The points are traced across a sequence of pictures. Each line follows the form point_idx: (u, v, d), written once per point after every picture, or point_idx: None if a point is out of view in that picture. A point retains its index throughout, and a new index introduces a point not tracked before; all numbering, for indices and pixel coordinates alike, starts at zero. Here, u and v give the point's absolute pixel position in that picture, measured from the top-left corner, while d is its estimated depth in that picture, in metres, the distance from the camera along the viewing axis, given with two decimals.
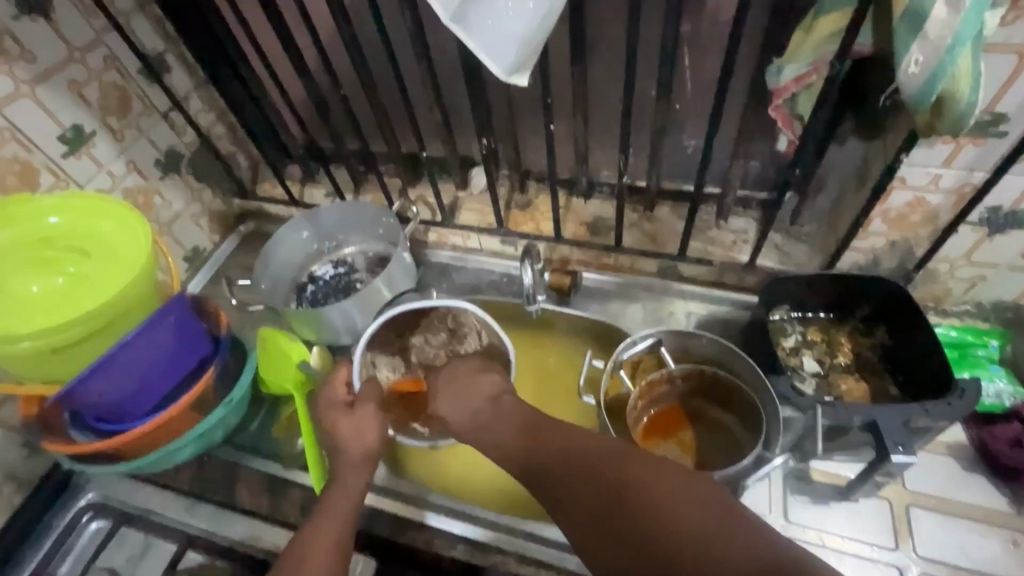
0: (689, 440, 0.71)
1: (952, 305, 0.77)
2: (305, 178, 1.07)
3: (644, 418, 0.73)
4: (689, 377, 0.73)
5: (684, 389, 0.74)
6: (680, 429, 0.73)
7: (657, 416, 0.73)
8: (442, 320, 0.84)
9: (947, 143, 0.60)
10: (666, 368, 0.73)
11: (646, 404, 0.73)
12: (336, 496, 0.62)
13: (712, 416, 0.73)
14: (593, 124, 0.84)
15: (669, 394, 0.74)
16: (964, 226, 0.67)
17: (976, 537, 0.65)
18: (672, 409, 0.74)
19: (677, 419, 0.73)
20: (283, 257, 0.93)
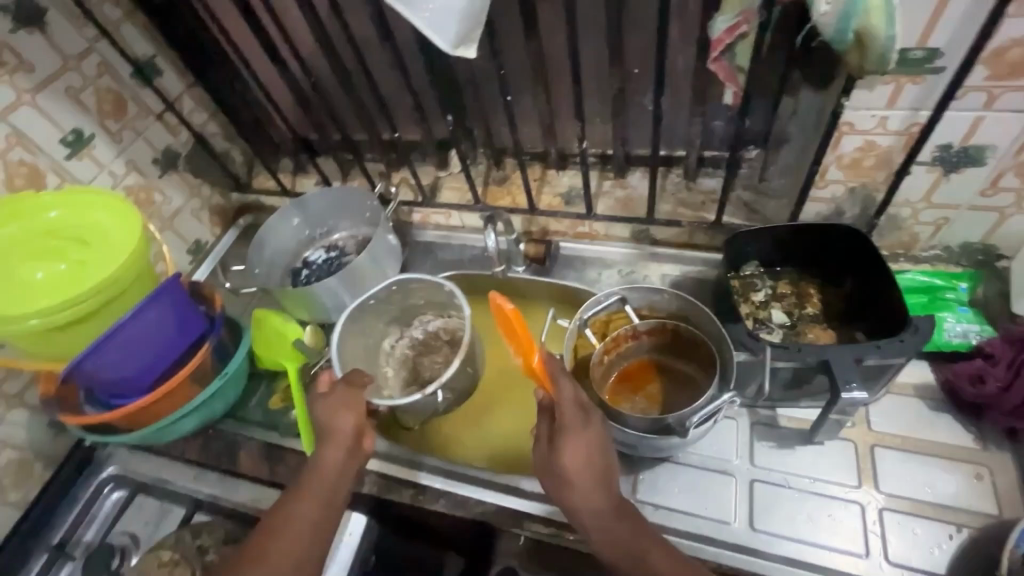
0: (656, 393, 0.74)
1: (921, 250, 0.77)
2: (296, 169, 1.13)
3: (613, 374, 0.76)
4: (652, 333, 0.75)
5: (651, 343, 0.76)
6: (648, 383, 0.75)
7: (624, 371, 0.76)
8: (439, 339, 0.92)
9: (888, 84, 0.60)
10: (632, 324, 0.75)
11: (613, 360, 0.76)
12: (316, 474, 0.64)
13: (678, 368, 0.75)
14: (557, 96, 0.86)
15: (634, 349, 0.76)
16: (917, 166, 0.67)
17: (939, 472, 0.66)
18: (639, 364, 0.76)
19: (643, 372, 0.76)
20: (277, 243, 1.02)
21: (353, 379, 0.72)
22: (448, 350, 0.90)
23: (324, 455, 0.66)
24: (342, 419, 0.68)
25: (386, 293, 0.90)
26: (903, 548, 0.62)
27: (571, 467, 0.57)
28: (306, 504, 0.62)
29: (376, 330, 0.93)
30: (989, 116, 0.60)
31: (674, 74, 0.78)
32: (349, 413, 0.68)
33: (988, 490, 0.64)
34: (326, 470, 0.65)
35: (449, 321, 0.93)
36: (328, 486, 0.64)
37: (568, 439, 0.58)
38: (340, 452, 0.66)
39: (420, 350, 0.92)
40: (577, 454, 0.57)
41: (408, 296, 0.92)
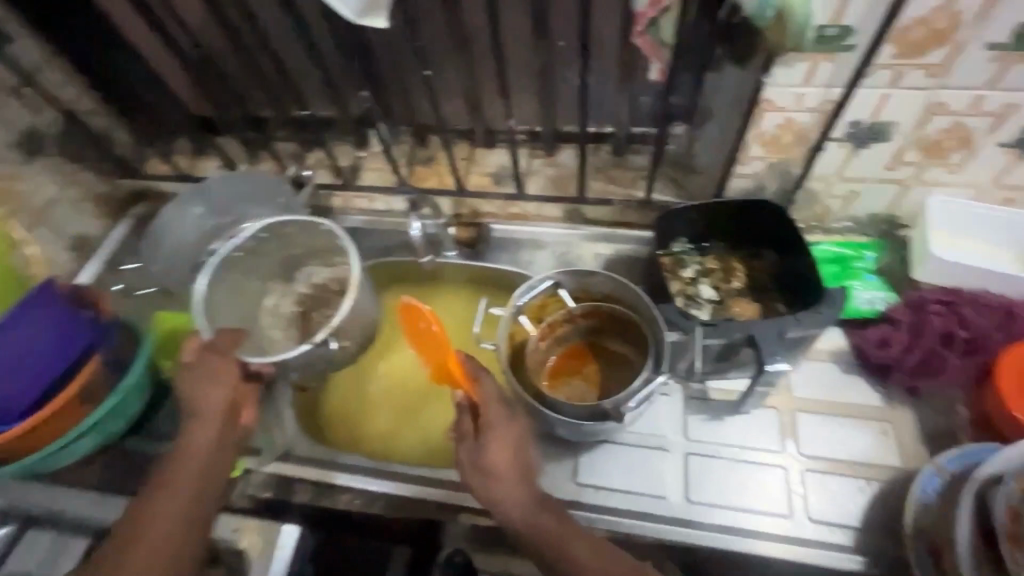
0: (592, 375, 0.74)
1: (834, 222, 0.81)
2: (195, 151, 1.01)
3: (550, 359, 0.75)
4: (587, 316, 0.74)
5: (587, 326, 0.75)
6: (584, 365, 0.75)
7: (561, 357, 0.75)
8: (327, 289, 0.85)
9: (804, 61, 0.61)
10: (567, 308, 0.74)
11: (549, 345, 0.75)
12: (184, 461, 0.59)
13: (612, 349, 0.75)
14: (480, 69, 0.81)
15: (571, 333, 0.75)
16: (831, 142, 0.69)
17: (853, 432, 0.70)
18: (575, 348, 0.76)
19: (581, 356, 0.76)
20: (176, 235, 0.90)
21: (225, 343, 0.67)
22: (335, 298, 0.83)
23: (190, 441, 0.60)
24: (214, 393, 0.63)
25: (256, 242, 0.83)
26: (822, 504, 0.66)
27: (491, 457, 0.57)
28: (175, 500, 0.56)
29: (254, 287, 0.85)
30: (895, 94, 0.62)
31: (598, 48, 0.76)
32: (222, 386, 0.64)
33: (893, 446, 0.69)
34: (195, 453, 0.60)
35: (337, 270, 0.85)
36: (195, 466, 0.59)
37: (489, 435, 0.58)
38: (208, 433, 0.61)
39: (308, 304, 0.84)
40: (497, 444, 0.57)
41: (284, 244, 0.85)
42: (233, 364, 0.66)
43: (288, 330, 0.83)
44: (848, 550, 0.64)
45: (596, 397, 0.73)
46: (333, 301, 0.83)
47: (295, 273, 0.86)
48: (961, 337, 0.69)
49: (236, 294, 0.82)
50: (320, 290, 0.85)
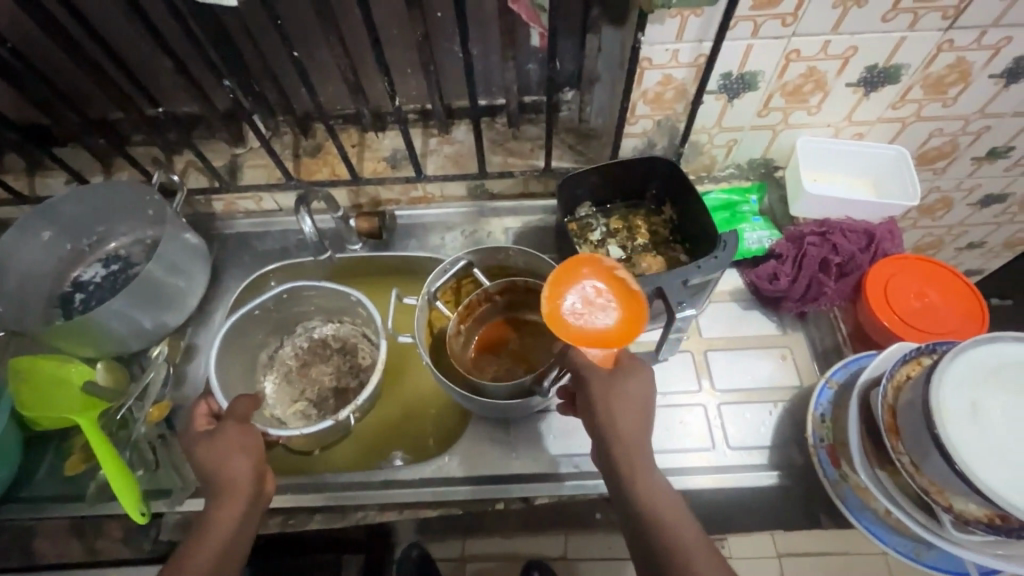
0: (519, 350, 0.74)
1: (720, 171, 0.86)
2: (31, 167, 0.86)
3: (474, 340, 0.74)
4: (505, 291, 0.73)
5: (504, 303, 0.75)
6: (508, 341, 0.75)
7: (483, 337, 0.75)
8: (327, 346, 0.84)
9: (674, 18, 0.63)
10: (483, 287, 0.73)
11: (470, 327, 0.74)
12: (204, 530, 0.54)
13: (533, 321, 0.75)
14: (356, 47, 0.76)
15: (490, 311, 0.75)
16: (708, 95, 0.73)
17: (758, 361, 0.76)
18: (498, 325, 0.75)
19: (504, 333, 0.75)
20: (26, 268, 0.79)
21: (239, 413, 0.62)
22: (340, 358, 0.83)
23: (217, 510, 0.55)
24: (237, 462, 0.57)
25: (273, 302, 0.80)
26: (738, 432, 0.72)
27: (620, 428, 0.54)
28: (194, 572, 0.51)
29: (255, 341, 0.82)
30: (757, 44, 0.66)
31: (476, 17, 0.73)
32: (244, 455, 0.58)
33: (791, 367, 0.75)
34: (220, 527, 0.54)
35: (341, 327, 0.85)
36: (220, 543, 0.53)
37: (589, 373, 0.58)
38: (236, 505, 0.55)
39: (308, 360, 0.83)
40: (618, 411, 0.55)
41: (299, 302, 0.82)
42: (255, 430, 0.61)
43: (287, 386, 0.81)
44: (765, 469, 0.69)
45: (524, 369, 0.73)
46: (342, 370, 0.82)
47: (294, 328, 0.85)
48: (835, 263, 0.76)
49: (238, 355, 0.79)
50: (321, 349, 0.84)
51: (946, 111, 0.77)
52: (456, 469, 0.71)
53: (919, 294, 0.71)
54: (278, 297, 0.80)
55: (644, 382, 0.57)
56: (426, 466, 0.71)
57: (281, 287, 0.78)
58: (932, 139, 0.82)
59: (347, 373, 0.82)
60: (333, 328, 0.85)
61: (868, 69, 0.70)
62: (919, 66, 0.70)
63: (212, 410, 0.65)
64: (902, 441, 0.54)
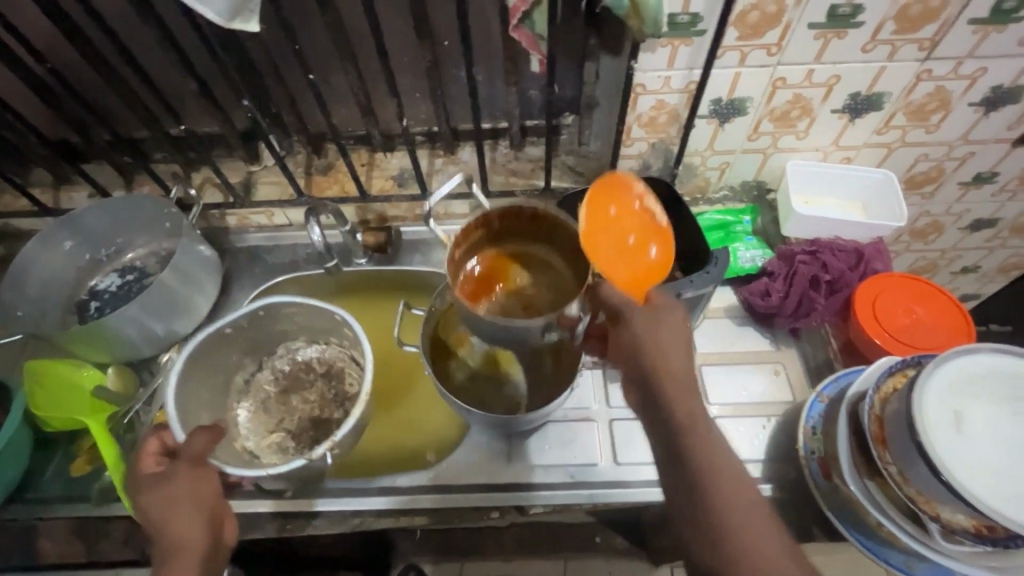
0: (519, 283, 0.68)
1: (714, 192, 0.90)
2: (58, 182, 0.91)
3: (469, 269, 0.67)
4: (506, 216, 0.66)
5: (499, 227, 0.67)
6: (509, 273, 0.69)
7: (483, 270, 0.68)
8: (309, 372, 0.85)
9: (665, 47, 0.67)
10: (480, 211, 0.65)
11: (465, 252, 0.66)
12: None
13: (533, 254, 0.69)
14: (368, 72, 0.81)
15: (485, 238, 0.67)
16: (700, 119, 0.77)
17: (752, 376, 0.78)
18: (496, 258, 0.69)
19: (505, 266, 0.69)
20: (47, 277, 0.82)
21: (197, 450, 0.59)
22: (321, 385, 0.84)
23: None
24: (188, 522, 0.54)
25: (252, 319, 0.80)
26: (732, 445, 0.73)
27: (667, 363, 0.55)
28: None
29: (229, 363, 0.82)
30: (745, 71, 0.70)
31: (481, 45, 0.78)
32: (195, 512, 0.55)
33: (784, 382, 0.77)
34: None
35: (326, 351, 0.86)
36: None
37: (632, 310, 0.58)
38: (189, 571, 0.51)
39: (288, 386, 0.84)
40: (661, 346, 0.56)
41: (283, 321, 0.83)
42: (212, 475, 0.58)
43: (265, 415, 0.82)
44: (759, 481, 0.70)
45: (523, 306, 0.66)
46: (324, 398, 0.83)
47: (275, 348, 0.86)
48: (825, 280, 0.78)
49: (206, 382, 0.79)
50: (302, 374, 0.85)
51: (930, 137, 0.80)
52: (453, 478, 0.72)
53: (908, 310, 0.73)
54: (259, 315, 0.80)
55: (680, 315, 0.58)
56: (423, 474, 0.72)
57: (259, 301, 0.78)
58: (918, 164, 0.85)
59: (329, 400, 0.82)
60: (316, 352, 0.86)
61: (852, 96, 0.74)
62: (900, 94, 0.73)
63: (163, 447, 0.62)
64: (889, 450, 0.55)
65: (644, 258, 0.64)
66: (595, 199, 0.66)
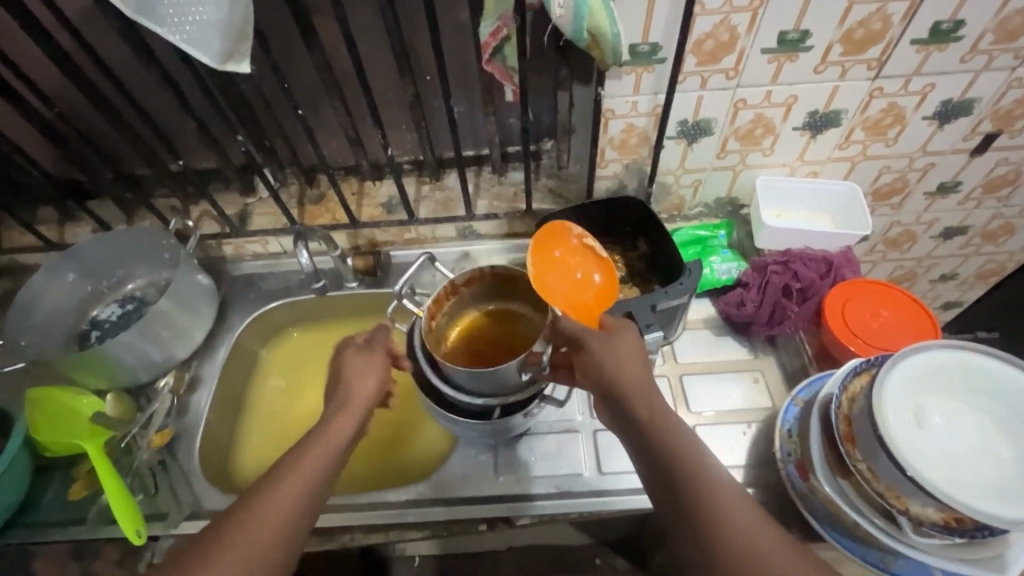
0: (503, 339, 0.76)
1: (690, 209, 0.93)
2: (64, 218, 0.96)
3: (450, 333, 0.77)
4: (471, 282, 0.76)
5: (470, 294, 0.77)
6: (489, 330, 0.78)
7: (458, 332, 0.78)
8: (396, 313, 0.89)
9: (629, 74, 0.72)
10: (450, 280, 0.74)
11: (446, 322, 0.77)
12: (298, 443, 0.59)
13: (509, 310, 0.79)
14: (357, 107, 0.86)
15: (459, 304, 0.77)
16: (669, 140, 0.81)
17: (731, 385, 0.80)
18: (471, 320, 0.79)
19: (482, 322, 0.79)
20: (51, 308, 0.86)
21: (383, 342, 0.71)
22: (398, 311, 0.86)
23: (333, 421, 0.61)
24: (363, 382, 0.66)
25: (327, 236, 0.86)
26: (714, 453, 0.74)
27: (631, 377, 0.57)
28: (289, 484, 0.54)
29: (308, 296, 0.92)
30: (707, 94, 0.75)
31: (461, 80, 0.84)
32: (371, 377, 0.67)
33: (763, 391, 0.79)
34: (310, 462, 0.56)
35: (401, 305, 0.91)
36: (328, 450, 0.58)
37: (601, 345, 0.59)
38: (351, 416, 0.62)
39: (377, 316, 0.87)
40: (621, 367, 0.57)
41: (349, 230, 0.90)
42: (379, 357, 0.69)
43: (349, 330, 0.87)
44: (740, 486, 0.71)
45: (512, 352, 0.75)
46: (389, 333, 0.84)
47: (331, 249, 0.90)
48: (796, 288, 0.80)
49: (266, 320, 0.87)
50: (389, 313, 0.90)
51: (890, 150, 0.84)
52: (439, 493, 0.73)
53: (875, 314, 0.76)
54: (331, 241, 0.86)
55: (633, 332, 0.61)
56: (411, 489, 0.73)
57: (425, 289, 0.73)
58: (882, 176, 0.89)
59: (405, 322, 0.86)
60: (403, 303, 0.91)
61: (810, 114, 0.78)
62: (856, 111, 0.78)
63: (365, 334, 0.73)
64: (857, 447, 0.57)
65: (592, 287, 0.74)
66: (541, 246, 0.74)
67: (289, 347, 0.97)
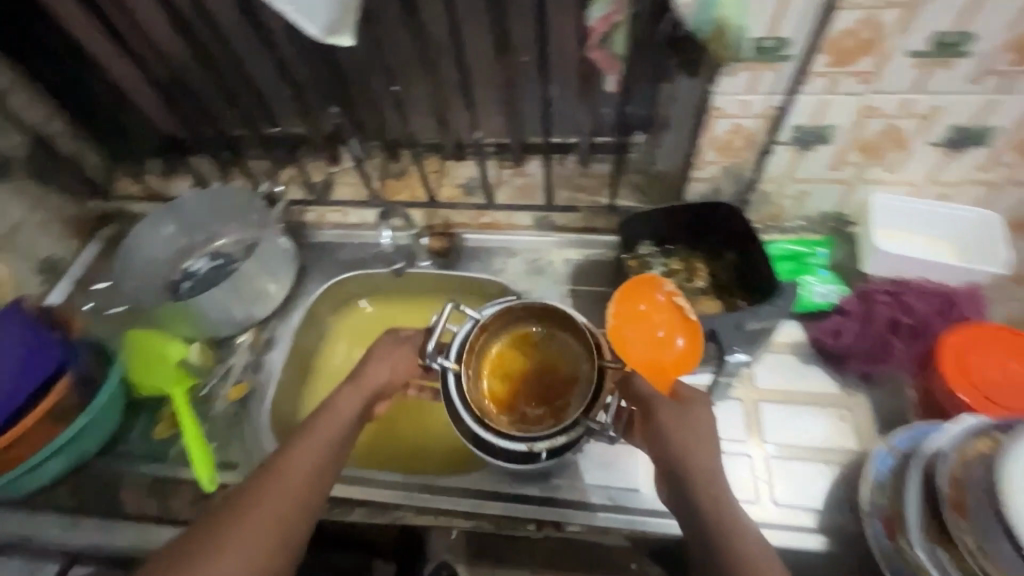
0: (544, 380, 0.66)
1: (789, 222, 0.85)
2: (166, 172, 1.02)
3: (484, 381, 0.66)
4: (502, 317, 0.66)
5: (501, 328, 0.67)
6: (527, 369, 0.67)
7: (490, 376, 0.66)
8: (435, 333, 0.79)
9: (747, 71, 0.65)
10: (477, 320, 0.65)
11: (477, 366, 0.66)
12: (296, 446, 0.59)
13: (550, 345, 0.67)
14: (448, 85, 0.84)
15: (493, 337, 0.67)
16: (779, 146, 0.74)
17: (813, 419, 0.73)
18: (500, 359, 0.67)
19: (513, 359, 0.67)
20: (150, 256, 0.91)
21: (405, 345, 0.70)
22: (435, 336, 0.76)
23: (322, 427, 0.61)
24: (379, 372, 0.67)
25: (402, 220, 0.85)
26: (787, 490, 0.69)
27: (695, 457, 0.55)
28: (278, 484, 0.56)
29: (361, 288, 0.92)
30: (833, 99, 0.67)
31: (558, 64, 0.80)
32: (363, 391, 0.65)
33: (850, 430, 0.72)
34: (301, 463, 0.58)
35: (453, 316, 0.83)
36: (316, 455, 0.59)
37: (671, 423, 0.57)
38: (343, 415, 0.62)
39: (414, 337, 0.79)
40: (681, 436, 0.56)
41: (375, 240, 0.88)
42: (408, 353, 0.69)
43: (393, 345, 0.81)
44: (812, 530, 0.66)
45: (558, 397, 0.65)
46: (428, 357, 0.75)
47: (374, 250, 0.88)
48: (905, 324, 0.73)
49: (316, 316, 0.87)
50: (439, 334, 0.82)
51: None
52: (493, 485, 0.73)
53: (1001, 365, 0.67)
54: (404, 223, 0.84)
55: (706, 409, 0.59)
56: (465, 477, 0.74)
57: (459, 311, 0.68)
58: None
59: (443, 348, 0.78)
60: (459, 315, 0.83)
61: (954, 129, 0.68)
62: (1011, 130, 0.67)
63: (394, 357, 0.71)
64: (968, 519, 0.51)
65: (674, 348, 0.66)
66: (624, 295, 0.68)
67: (355, 318, 0.96)
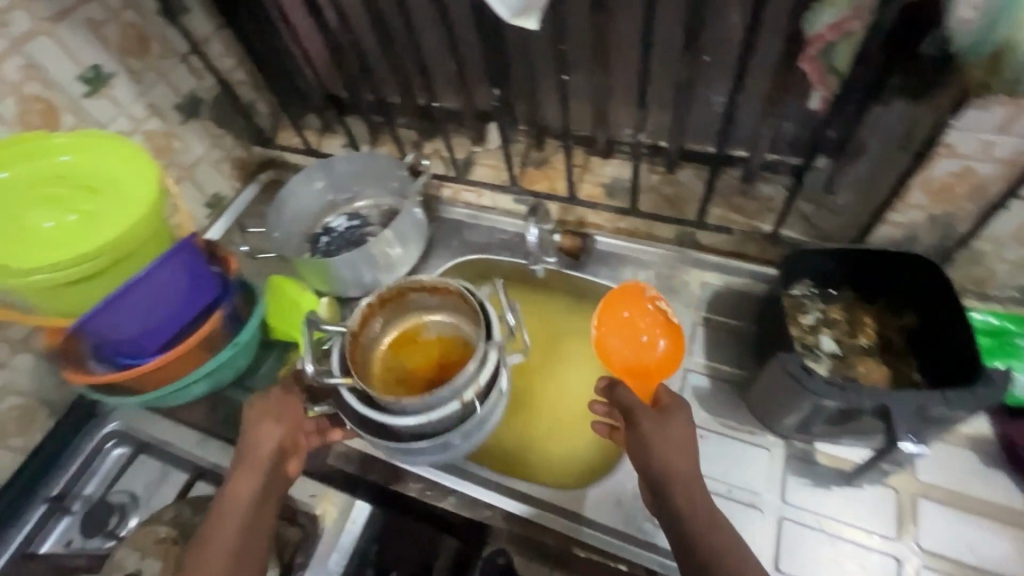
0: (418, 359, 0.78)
1: (995, 289, 0.71)
2: (324, 128, 1.07)
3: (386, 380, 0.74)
4: (369, 315, 0.74)
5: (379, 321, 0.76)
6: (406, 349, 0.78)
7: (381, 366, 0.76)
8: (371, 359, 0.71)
9: (1006, 107, 0.52)
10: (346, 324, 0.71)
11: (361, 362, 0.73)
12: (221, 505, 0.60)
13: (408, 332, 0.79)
14: (615, 78, 0.78)
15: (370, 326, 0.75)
16: (1017, 201, 0.60)
17: (985, 534, 0.63)
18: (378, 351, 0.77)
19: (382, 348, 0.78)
20: (297, 207, 0.96)
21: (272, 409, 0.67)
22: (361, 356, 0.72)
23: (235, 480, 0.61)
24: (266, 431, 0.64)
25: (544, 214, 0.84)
26: None
27: (677, 471, 0.56)
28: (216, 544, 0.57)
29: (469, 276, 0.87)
30: None
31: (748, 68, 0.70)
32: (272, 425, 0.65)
33: None
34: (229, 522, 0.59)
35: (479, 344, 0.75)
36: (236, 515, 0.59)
37: (650, 435, 0.58)
38: (251, 478, 0.62)
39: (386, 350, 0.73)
40: (666, 451, 0.57)
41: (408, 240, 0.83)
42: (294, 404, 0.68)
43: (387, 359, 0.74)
44: None
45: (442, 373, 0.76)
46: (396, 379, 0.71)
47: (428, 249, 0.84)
48: None
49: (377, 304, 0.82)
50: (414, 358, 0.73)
51: None
52: (588, 510, 0.71)
53: None
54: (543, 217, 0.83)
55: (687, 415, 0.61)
56: (562, 495, 0.72)
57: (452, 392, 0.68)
58: None
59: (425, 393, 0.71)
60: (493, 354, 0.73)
61: None
62: None
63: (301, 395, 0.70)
64: None
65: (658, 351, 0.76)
66: (612, 302, 0.76)
67: None
